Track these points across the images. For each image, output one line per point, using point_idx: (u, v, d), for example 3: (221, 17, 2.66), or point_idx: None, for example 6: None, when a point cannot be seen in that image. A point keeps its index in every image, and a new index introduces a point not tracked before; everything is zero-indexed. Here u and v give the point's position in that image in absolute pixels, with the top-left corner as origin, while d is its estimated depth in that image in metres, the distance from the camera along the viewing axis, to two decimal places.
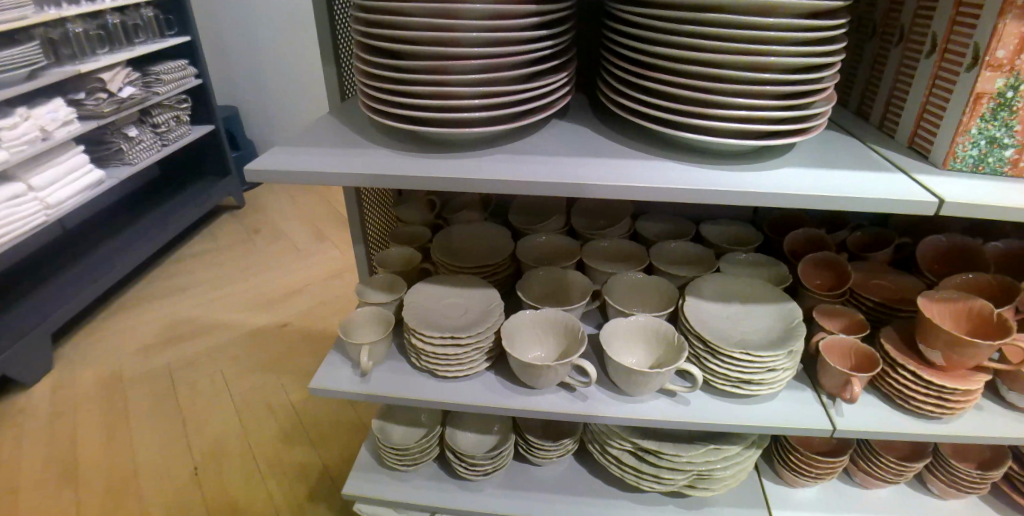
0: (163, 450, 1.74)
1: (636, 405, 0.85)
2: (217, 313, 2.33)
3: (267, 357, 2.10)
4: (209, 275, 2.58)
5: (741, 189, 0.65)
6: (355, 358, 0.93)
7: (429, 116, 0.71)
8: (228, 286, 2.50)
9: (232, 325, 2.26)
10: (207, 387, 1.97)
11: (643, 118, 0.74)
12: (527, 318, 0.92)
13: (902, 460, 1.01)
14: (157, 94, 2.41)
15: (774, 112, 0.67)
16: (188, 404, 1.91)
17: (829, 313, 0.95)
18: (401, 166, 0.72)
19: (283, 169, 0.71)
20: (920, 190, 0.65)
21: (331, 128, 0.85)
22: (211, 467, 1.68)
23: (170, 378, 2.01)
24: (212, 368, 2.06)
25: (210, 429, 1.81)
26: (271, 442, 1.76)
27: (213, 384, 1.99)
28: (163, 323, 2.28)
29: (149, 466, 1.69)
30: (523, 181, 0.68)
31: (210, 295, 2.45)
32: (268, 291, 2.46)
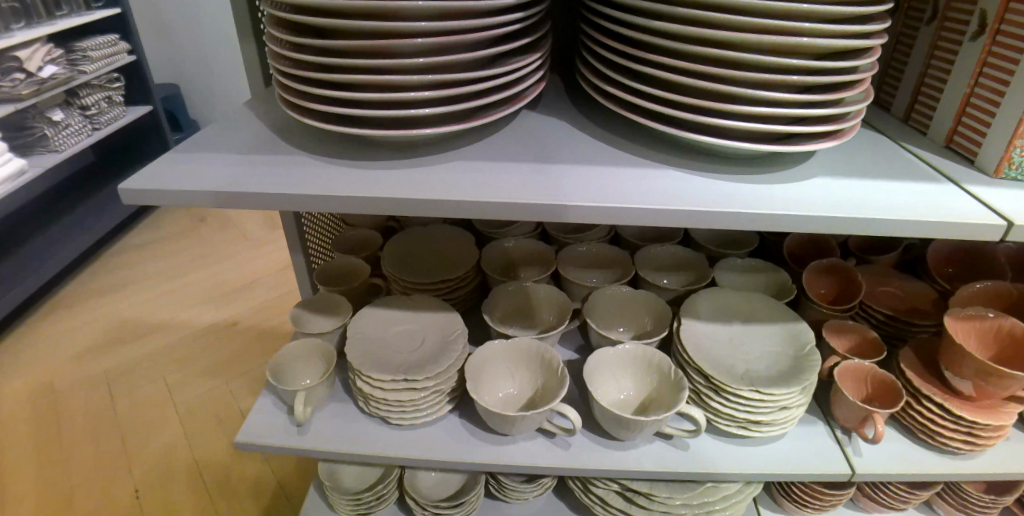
0: (93, 475, 1.53)
1: (628, 453, 0.73)
2: (158, 313, 2.09)
3: (211, 363, 1.88)
4: (151, 271, 2.32)
5: (768, 209, 0.51)
6: (289, 404, 0.78)
7: (366, 115, 0.54)
8: (167, 284, 2.25)
9: (170, 328, 2.03)
10: (145, 400, 1.75)
11: (639, 113, 0.59)
12: (495, 349, 0.78)
13: (909, 486, 0.93)
14: (84, 73, 2.12)
15: (803, 109, 0.53)
16: (127, 418, 1.69)
17: (837, 329, 0.83)
18: (329, 175, 0.55)
19: (174, 183, 0.53)
20: (981, 207, 0.52)
21: (245, 123, 0.67)
22: (152, 491, 1.49)
23: (102, 390, 1.79)
24: (156, 376, 1.84)
25: (149, 449, 1.61)
26: (221, 460, 1.57)
27: (154, 395, 1.77)
28: (92, 328, 2.03)
29: (78, 495, 1.48)
30: (492, 194, 0.52)
31: (146, 294, 2.20)
32: (214, 287, 2.22)
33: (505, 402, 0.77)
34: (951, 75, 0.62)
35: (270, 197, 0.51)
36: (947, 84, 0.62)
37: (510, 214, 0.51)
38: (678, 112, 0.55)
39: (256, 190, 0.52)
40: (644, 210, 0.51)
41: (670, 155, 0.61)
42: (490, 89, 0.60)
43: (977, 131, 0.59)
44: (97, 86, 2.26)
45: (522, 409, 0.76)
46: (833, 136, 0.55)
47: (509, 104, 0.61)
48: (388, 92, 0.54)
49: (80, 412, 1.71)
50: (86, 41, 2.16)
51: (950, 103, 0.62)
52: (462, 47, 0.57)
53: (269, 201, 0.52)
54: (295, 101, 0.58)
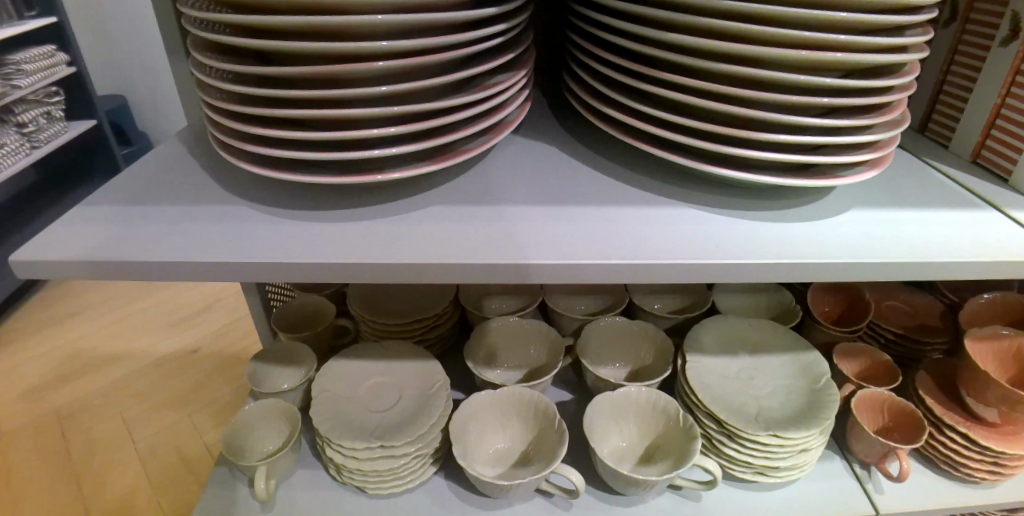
0: None
1: (635, 509, 0.65)
2: (111, 341, 1.89)
3: (169, 391, 1.70)
4: (102, 294, 2.11)
5: (799, 256, 0.43)
6: (250, 478, 0.68)
7: (321, 157, 0.45)
8: (116, 307, 2.04)
9: (121, 355, 1.83)
10: (100, 439, 1.57)
11: (643, 140, 0.51)
12: (482, 399, 0.70)
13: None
14: (19, 88, 1.91)
15: (832, 136, 0.46)
16: (81, 459, 1.51)
17: (848, 352, 0.77)
18: (281, 233, 0.46)
19: (87, 252, 0.43)
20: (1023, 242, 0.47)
21: (179, 164, 0.57)
22: None
23: (50, 428, 1.59)
24: (112, 410, 1.65)
25: (111, 487, 1.44)
26: (189, 496, 1.42)
27: (112, 431, 1.59)
28: (30, 361, 1.81)
29: None
30: (479, 249, 0.43)
31: (93, 319, 1.99)
32: (173, 309, 2.03)
33: (495, 459, 0.69)
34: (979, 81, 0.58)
35: (206, 267, 0.43)
36: (975, 92, 0.59)
37: (505, 273, 0.43)
38: (692, 140, 0.47)
39: (191, 258, 0.43)
40: (665, 263, 0.42)
41: (679, 187, 0.53)
42: (467, 118, 0.50)
43: (1008, 145, 0.55)
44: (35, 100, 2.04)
45: (515, 467, 0.68)
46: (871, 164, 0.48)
47: (490, 132, 0.52)
48: (348, 128, 0.45)
49: (25, 456, 1.52)
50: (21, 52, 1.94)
51: (978, 113, 0.58)
52: (436, 70, 0.48)
53: (207, 273, 0.43)
54: (230, 141, 0.48)
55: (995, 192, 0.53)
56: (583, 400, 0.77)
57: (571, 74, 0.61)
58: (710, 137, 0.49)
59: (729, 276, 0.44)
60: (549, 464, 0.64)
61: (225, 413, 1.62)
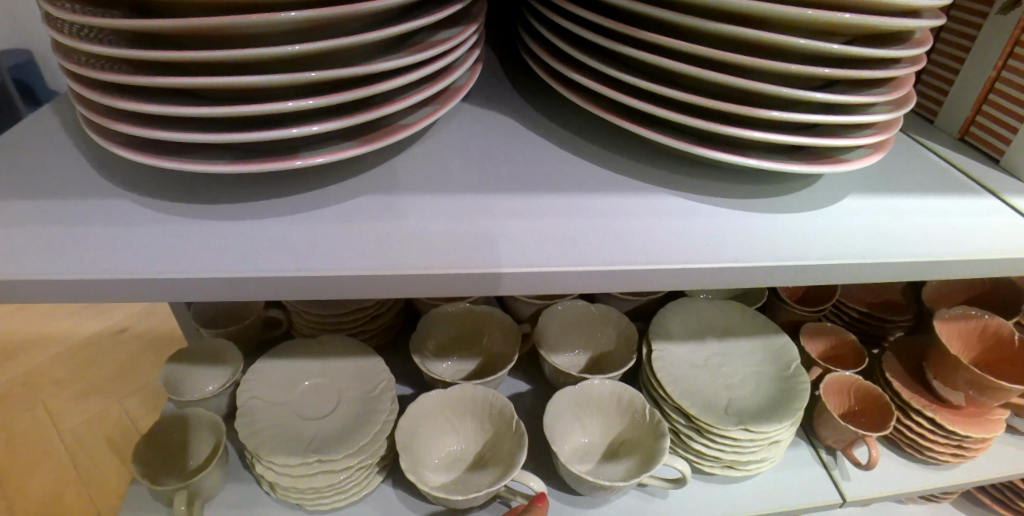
0: None
1: (600, 511, 0.61)
2: (26, 323, 1.68)
3: (92, 379, 1.54)
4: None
5: (790, 262, 0.39)
6: (166, 500, 0.60)
7: (225, 137, 0.35)
8: None
9: (33, 339, 1.64)
10: (23, 433, 1.42)
11: (619, 115, 0.43)
12: (431, 399, 0.63)
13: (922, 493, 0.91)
14: None
15: (830, 115, 0.40)
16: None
17: (812, 333, 0.75)
18: (179, 235, 0.38)
19: None
20: (1001, 237, 0.45)
21: (47, 143, 0.46)
22: None
23: None
24: (32, 401, 1.49)
25: (33, 487, 1.32)
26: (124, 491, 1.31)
27: (35, 423, 1.44)
28: None
29: None
30: (427, 255, 0.37)
31: None
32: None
33: (448, 463, 0.64)
34: (977, 49, 0.57)
35: (82, 283, 0.34)
36: (966, 65, 0.59)
37: (457, 286, 0.36)
38: (678, 116, 0.40)
39: (59, 272, 0.34)
40: (642, 268, 0.37)
41: (655, 167, 0.46)
42: (408, 87, 0.42)
43: (1002, 123, 0.55)
44: None
45: (470, 470, 0.63)
46: (876, 146, 0.45)
47: (438, 102, 0.43)
48: (261, 99, 0.36)
49: None
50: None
51: (972, 87, 0.58)
52: (371, 26, 0.39)
53: (85, 291, 0.35)
54: (101, 119, 0.37)
55: (973, 180, 0.51)
56: (541, 390, 0.71)
57: (531, 32, 0.52)
58: (695, 111, 0.42)
59: (710, 280, 0.39)
60: (507, 469, 0.59)
61: (161, 397, 1.49)
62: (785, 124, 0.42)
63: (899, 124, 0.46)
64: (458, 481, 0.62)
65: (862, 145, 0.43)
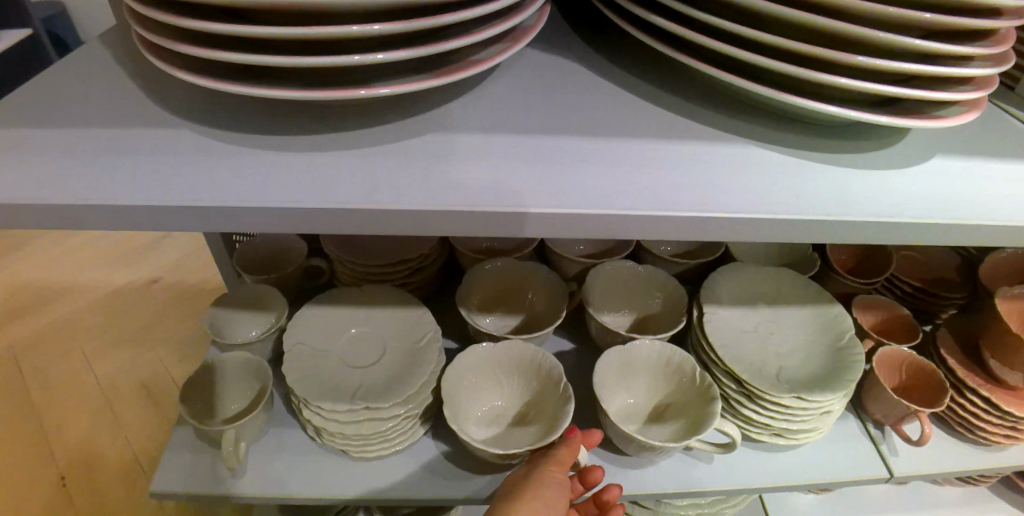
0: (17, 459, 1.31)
1: (644, 472, 0.61)
2: (65, 270, 1.73)
3: (129, 325, 1.59)
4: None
5: (874, 220, 0.37)
6: (214, 441, 0.61)
7: (286, 65, 0.34)
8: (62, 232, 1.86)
9: (72, 285, 1.69)
10: (62, 378, 1.46)
11: (694, 57, 0.41)
12: (475, 353, 0.63)
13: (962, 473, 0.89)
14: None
15: (928, 63, 0.37)
16: (43, 396, 1.42)
17: (867, 304, 0.73)
18: (244, 166, 0.37)
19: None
20: None
21: (97, 74, 0.45)
22: (80, 476, 1.29)
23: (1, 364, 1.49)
24: (72, 344, 1.53)
25: (75, 426, 1.37)
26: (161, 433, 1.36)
27: (74, 367, 1.48)
28: None
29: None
30: (494, 196, 0.35)
31: (37, 244, 1.81)
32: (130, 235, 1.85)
33: (488, 419, 0.63)
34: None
35: (152, 211, 0.34)
36: None
37: (521, 226, 0.35)
38: (765, 60, 0.37)
39: (129, 200, 0.34)
40: (716, 218, 0.35)
41: (727, 116, 0.43)
42: (477, 22, 0.39)
43: None
44: None
45: (511, 427, 0.63)
46: (972, 104, 0.41)
47: (507, 40, 0.41)
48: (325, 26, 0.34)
49: None
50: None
51: None
52: None
53: (155, 218, 0.34)
54: (158, 39, 0.36)
55: None
56: (584, 350, 0.70)
57: None
58: (780, 56, 0.39)
59: (784, 232, 0.37)
60: (551, 427, 0.59)
61: (194, 347, 1.52)
62: (877, 73, 0.39)
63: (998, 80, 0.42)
64: (498, 437, 0.62)
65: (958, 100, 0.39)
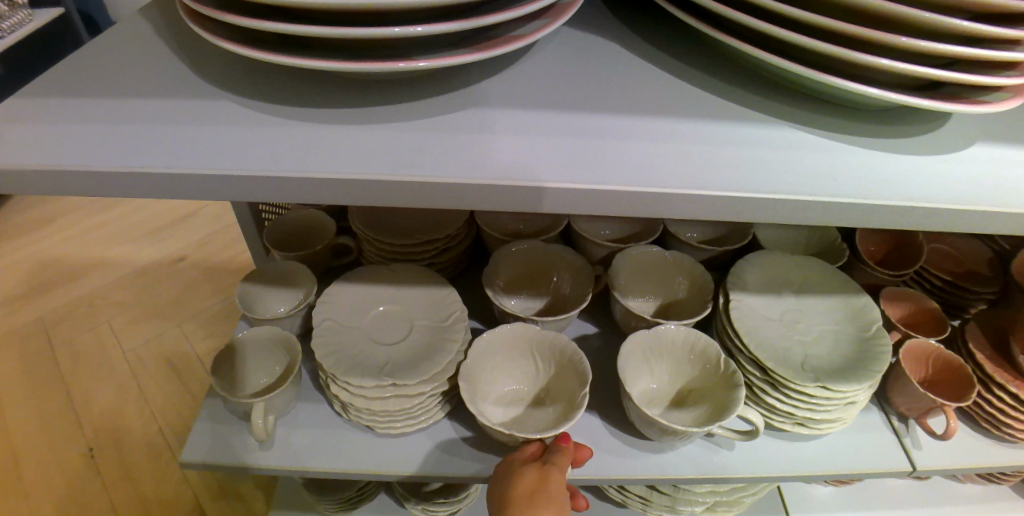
0: (49, 427, 1.36)
1: (665, 456, 0.61)
2: (94, 246, 1.77)
3: (155, 301, 1.62)
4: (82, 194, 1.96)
5: (911, 205, 0.36)
6: (243, 413, 0.62)
7: (326, 37, 0.34)
8: (91, 208, 1.90)
9: (101, 261, 1.73)
10: (91, 350, 1.51)
11: (733, 36, 0.40)
12: (498, 334, 0.64)
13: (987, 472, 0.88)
14: None
15: (975, 46, 0.36)
16: (73, 368, 1.47)
17: (896, 295, 0.72)
18: (283, 137, 0.38)
19: (48, 159, 0.35)
20: None
21: (142, 45, 0.46)
22: (109, 446, 1.33)
23: (35, 336, 1.53)
24: (101, 318, 1.58)
25: (104, 397, 1.41)
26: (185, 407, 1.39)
27: (103, 340, 1.52)
28: (6, 264, 1.70)
29: (31, 452, 1.32)
30: (529, 171, 0.36)
31: (68, 220, 1.86)
32: (156, 213, 1.89)
33: (507, 401, 0.64)
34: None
35: (196, 179, 0.35)
36: None
37: (557, 202, 0.36)
38: (806, 41, 0.36)
39: (176, 168, 0.35)
40: (748, 198, 0.35)
41: (765, 99, 0.43)
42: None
43: None
44: None
45: (528, 411, 0.63)
46: (1015, 91, 0.40)
47: (545, 17, 0.41)
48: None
49: (12, 364, 1.47)
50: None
51: None
52: None
53: (199, 186, 0.35)
54: (204, 11, 0.36)
55: None
56: (608, 334, 0.71)
57: None
58: (820, 35, 0.38)
59: (817, 215, 0.37)
60: (569, 413, 0.59)
61: (217, 325, 1.56)
62: (922, 56, 0.38)
63: None
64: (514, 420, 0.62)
65: (1003, 85, 0.38)
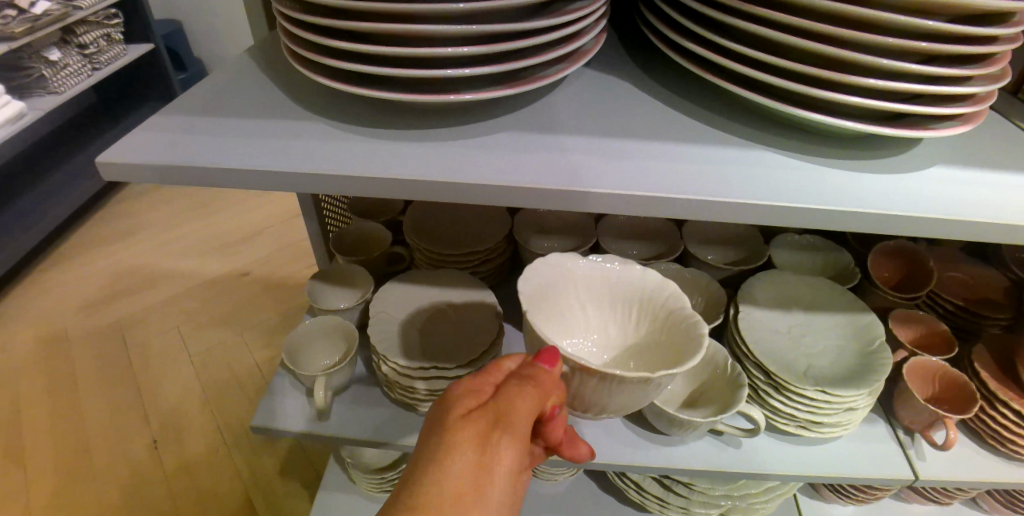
0: (123, 416, 1.51)
1: (675, 449, 0.67)
2: (171, 257, 1.97)
3: (222, 309, 1.78)
4: (162, 211, 2.19)
5: (869, 215, 0.43)
6: (308, 388, 0.73)
7: (396, 76, 0.45)
8: (171, 225, 2.11)
9: (176, 271, 1.92)
10: (164, 349, 1.67)
11: (726, 79, 0.49)
12: (627, 282, 0.58)
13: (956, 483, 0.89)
14: (80, 9, 1.91)
15: (923, 83, 0.43)
16: (147, 364, 1.63)
17: (905, 318, 0.76)
18: (361, 148, 0.48)
19: (186, 159, 0.46)
20: None
21: (253, 79, 0.59)
22: (170, 438, 1.46)
23: (116, 335, 1.71)
24: (174, 321, 1.75)
25: (170, 393, 1.56)
26: (239, 408, 1.52)
27: (173, 341, 1.69)
28: (97, 270, 1.92)
29: (104, 438, 1.47)
30: (549, 176, 0.45)
31: (151, 234, 2.07)
32: (226, 230, 2.09)
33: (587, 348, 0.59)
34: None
35: (294, 177, 0.45)
36: None
37: (571, 202, 0.44)
38: (780, 81, 0.45)
39: (279, 168, 0.45)
40: (727, 204, 0.43)
41: (756, 129, 0.51)
42: (547, 44, 0.49)
43: None
44: (95, 21, 2.02)
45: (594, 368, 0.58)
46: (966, 119, 0.47)
47: (569, 60, 0.51)
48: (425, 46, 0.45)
49: (95, 358, 1.65)
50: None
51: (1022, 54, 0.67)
52: None
53: (295, 183, 0.46)
54: (310, 56, 0.48)
55: None
56: None
57: (650, 7, 0.58)
58: (796, 77, 0.47)
59: (790, 220, 0.44)
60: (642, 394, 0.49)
61: (273, 335, 1.70)
62: (884, 92, 0.46)
63: (994, 96, 0.48)
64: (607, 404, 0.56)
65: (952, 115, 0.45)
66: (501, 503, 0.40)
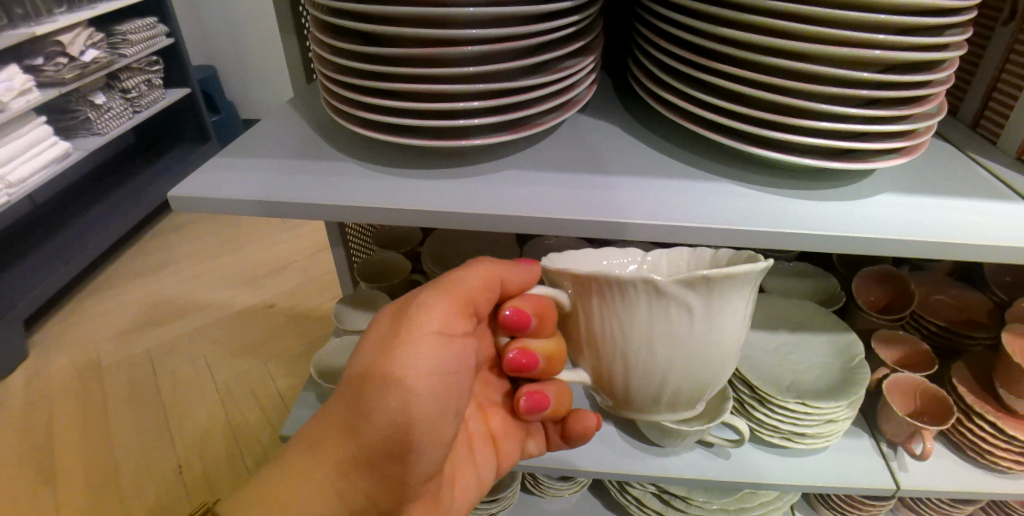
0: (153, 437, 1.59)
1: (668, 458, 0.73)
2: (203, 289, 2.08)
3: (249, 339, 1.88)
4: (195, 245, 2.31)
5: (819, 238, 0.50)
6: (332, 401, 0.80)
7: (416, 124, 0.54)
8: (203, 258, 2.24)
9: (206, 302, 2.02)
10: (193, 375, 1.76)
11: (699, 123, 0.57)
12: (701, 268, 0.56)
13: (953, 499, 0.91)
14: (124, 57, 2.09)
15: (862, 124, 0.51)
16: (178, 388, 1.72)
17: (889, 339, 0.81)
18: (384, 184, 0.57)
19: (236, 193, 0.55)
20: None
21: (292, 126, 0.68)
22: (195, 459, 1.53)
23: (149, 360, 1.81)
24: (204, 349, 1.84)
25: (198, 417, 1.64)
26: (261, 432, 1.59)
27: (202, 368, 1.78)
28: (132, 300, 2.04)
29: (134, 457, 1.54)
30: (543, 207, 0.52)
31: (184, 267, 2.20)
32: (254, 264, 2.20)
33: None
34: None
35: (327, 208, 0.54)
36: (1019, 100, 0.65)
37: (562, 228, 0.52)
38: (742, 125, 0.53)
39: (314, 201, 0.54)
40: (696, 229, 0.50)
41: (727, 165, 0.59)
42: (543, 95, 0.58)
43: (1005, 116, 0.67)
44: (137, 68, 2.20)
45: None
46: (904, 153, 0.54)
47: (562, 108, 0.59)
48: (439, 99, 0.53)
49: (130, 382, 1.74)
50: (45, 25, 1.74)
51: (977, 91, 0.72)
52: (515, 50, 0.55)
53: (328, 214, 0.54)
54: (344, 108, 0.58)
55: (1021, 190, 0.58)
56: None
57: (636, 62, 0.67)
58: (758, 121, 0.55)
59: (752, 243, 0.51)
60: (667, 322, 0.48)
61: (296, 364, 1.78)
62: (833, 131, 0.53)
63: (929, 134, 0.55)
64: (670, 390, 0.53)
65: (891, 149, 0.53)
66: (427, 342, 0.50)
